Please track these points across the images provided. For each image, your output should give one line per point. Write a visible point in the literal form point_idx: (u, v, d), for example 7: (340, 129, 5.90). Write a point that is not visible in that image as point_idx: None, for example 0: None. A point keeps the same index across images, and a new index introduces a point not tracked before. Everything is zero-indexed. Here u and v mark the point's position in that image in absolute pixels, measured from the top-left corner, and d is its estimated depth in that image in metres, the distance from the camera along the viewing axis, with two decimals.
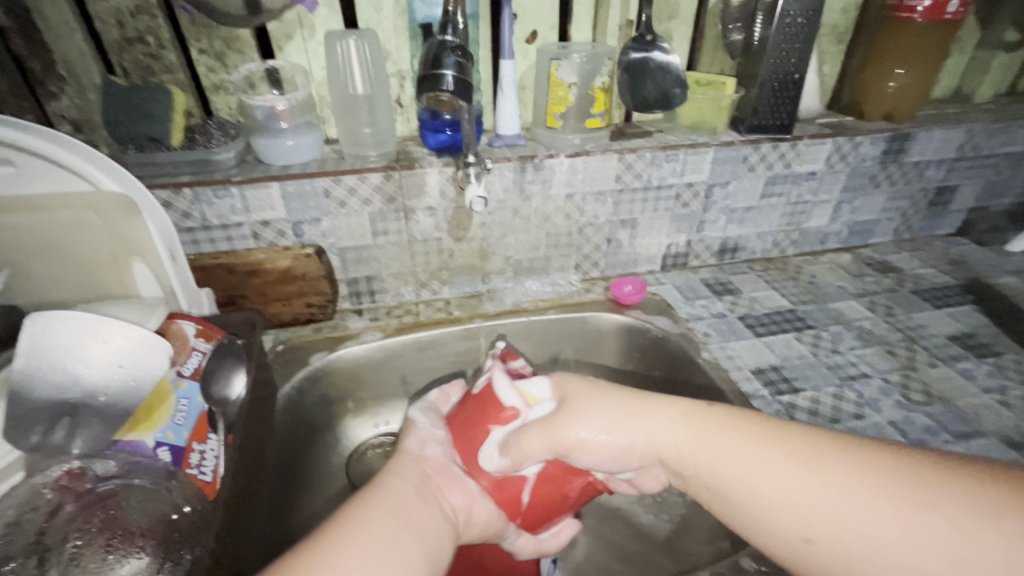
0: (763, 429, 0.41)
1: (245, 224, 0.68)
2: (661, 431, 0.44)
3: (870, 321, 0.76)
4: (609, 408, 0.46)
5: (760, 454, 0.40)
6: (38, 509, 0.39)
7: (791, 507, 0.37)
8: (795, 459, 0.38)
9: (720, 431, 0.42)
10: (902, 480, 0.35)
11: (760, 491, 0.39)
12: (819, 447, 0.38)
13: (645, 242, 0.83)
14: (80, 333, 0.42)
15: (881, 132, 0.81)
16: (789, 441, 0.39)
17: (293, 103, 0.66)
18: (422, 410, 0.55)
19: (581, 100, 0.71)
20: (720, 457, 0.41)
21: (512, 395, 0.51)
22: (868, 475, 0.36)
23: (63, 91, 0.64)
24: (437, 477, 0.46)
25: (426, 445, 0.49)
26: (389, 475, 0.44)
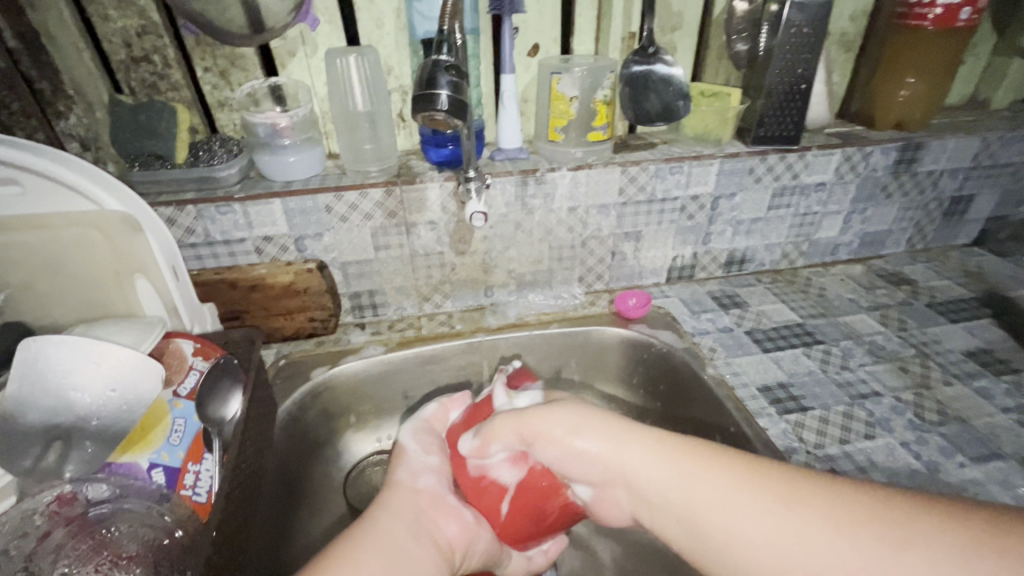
0: (739, 463, 0.41)
1: (248, 239, 0.68)
2: (637, 458, 0.45)
3: (882, 336, 0.74)
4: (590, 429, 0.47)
5: (735, 491, 0.40)
6: (26, 536, 0.39)
7: (762, 547, 0.37)
8: (768, 495, 0.39)
9: (694, 462, 0.43)
10: (873, 521, 0.35)
11: (734, 529, 0.39)
12: (795, 483, 0.39)
13: (650, 254, 0.82)
14: (75, 358, 0.42)
15: (892, 142, 0.80)
16: (761, 478, 0.40)
17: (295, 119, 0.67)
18: (412, 432, 0.59)
19: (583, 114, 0.70)
20: (697, 499, 0.41)
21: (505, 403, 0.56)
22: (841, 516, 0.36)
23: (72, 110, 0.64)
24: (432, 512, 0.50)
25: (417, 475, 0.54)
26: (384, 507, 0.49)
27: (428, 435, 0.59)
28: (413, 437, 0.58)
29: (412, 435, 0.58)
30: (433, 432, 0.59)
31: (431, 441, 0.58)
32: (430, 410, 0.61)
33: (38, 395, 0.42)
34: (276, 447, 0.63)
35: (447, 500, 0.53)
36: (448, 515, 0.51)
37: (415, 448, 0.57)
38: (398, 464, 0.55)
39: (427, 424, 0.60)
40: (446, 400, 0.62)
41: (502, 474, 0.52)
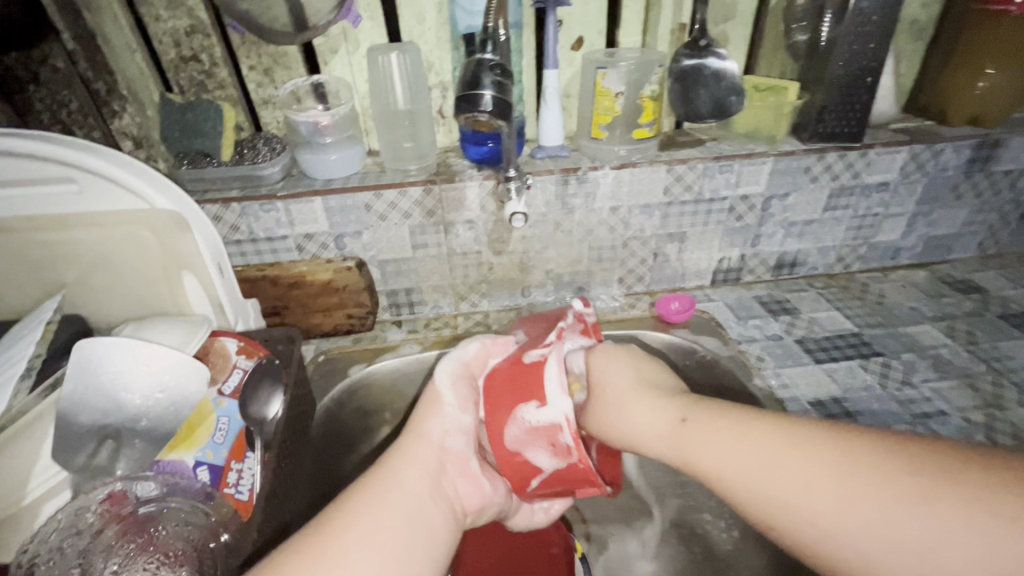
0: (775, 430, 0.37)
1: (290, 237, 0.69)
2: (665, 432, 0.43)
3: (948, 350, 0.69)
4: (647, 405, 0.46)
5: (749, 438, 0.38)
6: (80, 532, 0.40)
7: (781, 484, 0.35)
8: (806, 453, 0.35)
9: (728, 434, 0.39)
10: (888, 454, 0.32)
11: (761, 474, 0.36)
12: (843, 445, 0.34)
13: (695, 256, 0.78)
14: (124, 357, 0.45)
15: (966, 139, 0.74)
16: (800, 437, 0.36)
17: (337, 117, 0.67)
18: (451, 379, 0.52)
19: (628, 110, 0.68)
20: (711, 454, 0.39)
21: (561, 394, 0.46)
22: (870, 458, 0.32)
23: (126, 109, 0.66)
24: (450, 468, 0.46)
25: (447, 434, 0.48)
26: (400, 457, 0.44)
27: (466, 385, 0.52)
28: (451, 385, 0.51)
29: (449, 382, 0.52)
30: (471, 380, 0.53)
31: (469, 394, 0.51)
32: (470, 354, 0.54)
33: (92, 393, 0.44)
34: (313, 443, 0.64)
35: (470, 466, 0.48)
36: (470, 480, 0.47)
37: (452, 401, 0.50)
38: (428, 414, 0.49)
39: (466, 369, 0.53)
40: (489, 342, 0.56)
41: (537, 456, 0.47)
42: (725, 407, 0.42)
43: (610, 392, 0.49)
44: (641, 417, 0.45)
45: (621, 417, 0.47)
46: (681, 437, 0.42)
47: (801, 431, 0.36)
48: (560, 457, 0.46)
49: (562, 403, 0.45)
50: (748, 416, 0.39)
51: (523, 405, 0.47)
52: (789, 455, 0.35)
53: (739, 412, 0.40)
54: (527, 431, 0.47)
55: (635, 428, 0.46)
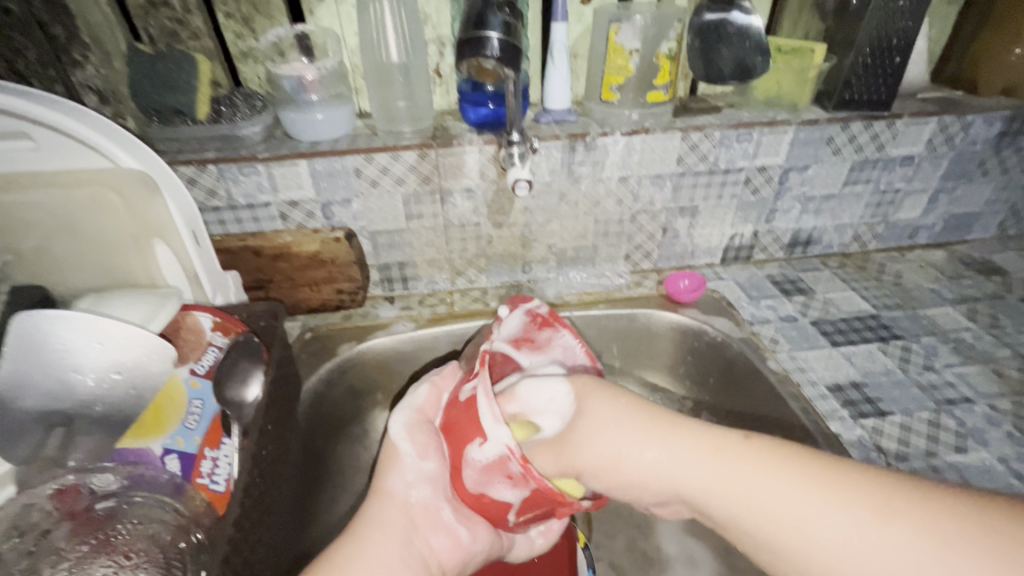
0: (819, 477, 0.30)
1: (273, 204, 0.63)
2: (693, 467, 0.34)
3: (971, 334, 0.66)
4: (659, 444, 0.36)
5: (787, 480, 0.31)
6: (23, 535, 0.36)
7: (831, 540, 0.29)
8: (863, 509, 0.28)
9: (762, 471, 0.32)
10: (955, 513, 0.27)
11: (801, 523, 0.30)
12: (905, 500, 0.28)
13: (706, 232, 0.74)
14: (77, 335, 0.39)
15: (998, 110, 0.69)
16: (843, 483, 0.30)
17: (322, 72, 0.61)
18: (405, 429, 0.47)
19: (642, 72, 0.63)
20: (746, 497, 0.32)
21: (498, 425, 0.39)
22: (937, 518, 0.27)
23: (88, 59, 0.58)
24: (422, 525, 0.43)
25: (411, 486, 0.45)
26: (366, 525, 0.41)
27: (424, 430, 0.47)
28: (408, 434, 0.47)
29: (405, 432, 0.47)
30: (429, 425, 0.48)
31: (428, 439, 0.47)
32: (422, 398, 0.49)
33: (38, 375, 0.39)
34: (299, 427, 0.60)
35: (443, 516, 0.45)
36: (444, 531, 0.44)
37: (409, 450, 0.46)
38: (388, 468, 0.45)
39: (420, 416, 0.48)
40: (438, 378, 0.50)
41: (501, 490, 0.43)
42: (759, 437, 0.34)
43: (597, 415, 0.39)
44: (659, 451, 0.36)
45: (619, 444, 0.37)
46: (710, 469, 0.34)
47: (846, 479, 0.30)
48: (521, 486, 0.41)
49: (501, 434, 0.39)
50: (791, 455, 0.32)
51: (469, 444, 0.42)
52: (844, 512, 0.29)
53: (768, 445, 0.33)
54: (482, 470, 0.42)
55: (644, 466, 0.36)
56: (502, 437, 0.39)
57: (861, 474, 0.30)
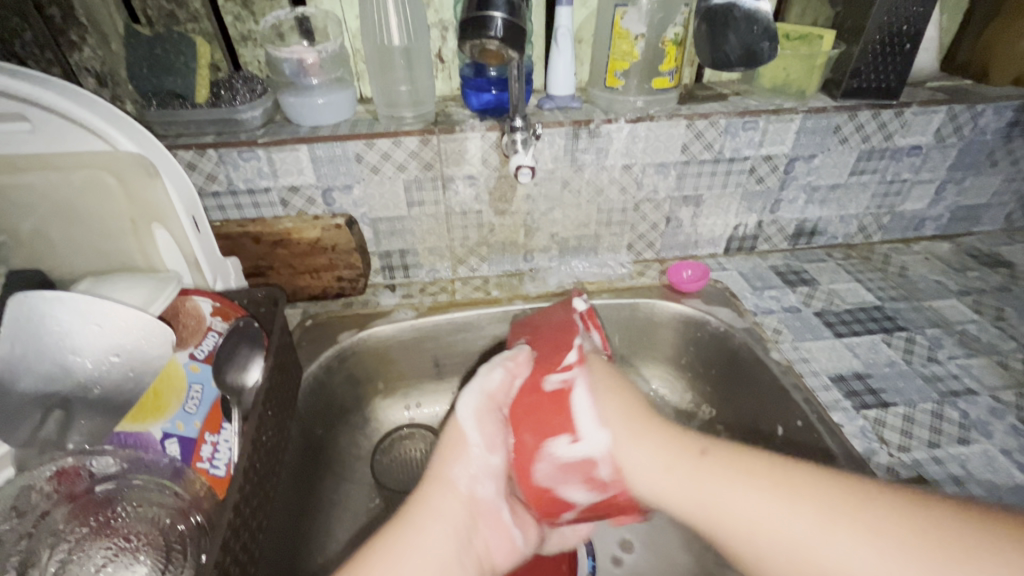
0: (774, 482, 0.37)
1: (273, 190, 0.63)
2: (665, 462, 0.41)
3: (976, 326, 0.66)
4: (642, 443, 0.43)
5: (747, 482, 0.38)
6: (21, 516, 0.36)
7: (782, 530, 0.35)
8: (808, 505, 0.35)
9: (724, 471, 0.39)
10: (892, 505, 0.33)
11: (753, 518, 0.36)
12: (848, 498, 0.34)
13: (709, 222, 0.73)
14: (74, 316, 0.40)
15: (1009, 99, 0.68)
16: (785, 484, 0.37)
17: (324, 55, 0.60)
18: (476, 416, 0.46)
19: (648, 56, 0.62)
20: (710, 497, 0.38)
21: (597, 429, 0.44)
22: (843, 501, 0.34)
23: (86, 40, 0.57)
24: (481, 522, 0.42)
25: (477, 480, 0.44)
26: (428, 517, 0.40)
27: (492, 419, 0.46)
28: (477, 422, 0.46)
29: (474, 419, 0.46)
30: (499, 413, 0.47)
31: (497, 431, 0.46)
32: (495, 383, 0.48)
33: (33, 356, 0.39)
34: (299, 414, 0.59)
35: (501, 515, 0.44)
36: (500, 531, 0.44)
37: (478, 441, 0.45)
38: (453, 458, 0.44)
39: (490, 404, 0.47)
40: (511, 364, 0.50)
41: (570, 491, 0.45)
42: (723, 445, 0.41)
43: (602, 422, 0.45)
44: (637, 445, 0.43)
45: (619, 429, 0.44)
46: (672, 466, 0.41)
47: (795, 480, 0.37)
48: (596, 490, 0.45)
49: (600, 438, 0.44)
50: (756, 460, 0.39)
51: (553, 441, 0.45)
52: (785, 504, 0.36)
53: (735, 454, 0.40)
54: (558, 469, 0.45)
55: (628, 460, 0.43)
56: (594, 440, 0.44)
57: (808, 475, 0.37)
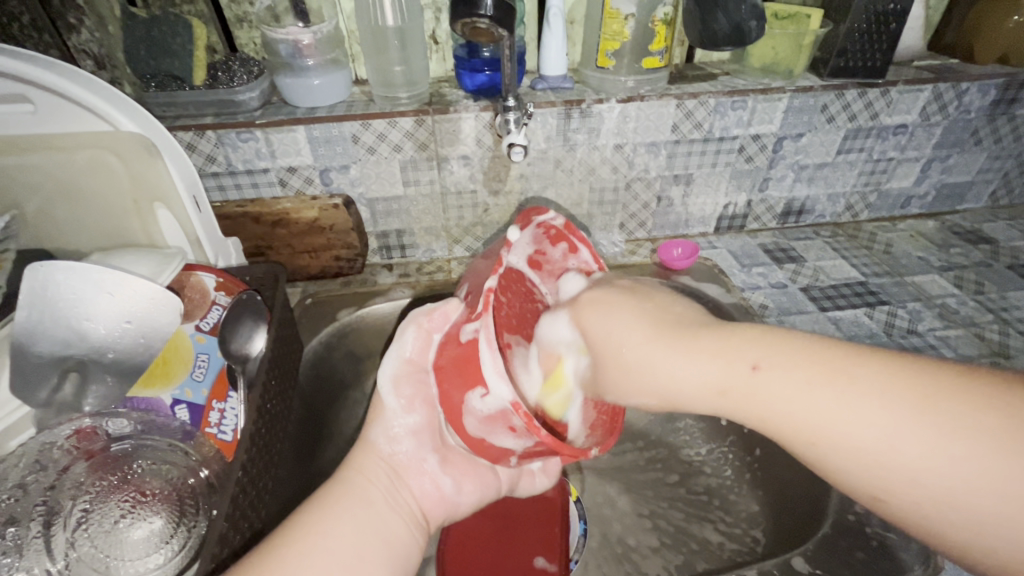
0: (848, 384, 0.29)
1: (271, 170, 0.64)
2: (714, 382, 0.33)
3: (955, 300, 0.68)
4: (678, 352, 0.34)
5: (817, 383, 0.29)
6: (44, 469, 0.40)
7: (877, 452, 0.28)
8: (903, 399, 0.27)
9: (789, 370, 0.30)
10: (952, 400, 0.27)
11: (833, 433, 0.29)
12: (941, 395, 0.27)
13: (700, 201, 0.75)
14: (87, 286, 0.42)
15: (993, 78, 0.69)
16: (867, 389, 0.28)
17: (318, 36, 0.61)
18: (392, 381, 0.44)
19: (638, 36, 0.63)
20: (771, 405, 0.31)
21: (501, 380, 0.35)
22: (929, 416, 0.27)
23: (83, 24, 0.58)
24: (404, 475, 0.43)
25: (395, 440, 0.43)
26: (348, 479, 0.41)
27: (411, 381, 0.44)
28: (393, 388, 0.44)
29: (391, 383, 0.44)
30: (419, 373, 0.44)
31: (414, 393, 0.44)
32: (409, 347, 0.44)
33: (51, 323, 0.41)
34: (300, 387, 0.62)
35: (429, 464, 0.43)
36: (427, 479, 0.43)
37: (394, 403, 0.43)
38: (373, 420, 0.44)
39: (409, 366, 0.44)
40: (425, 322, 0.44)
41: (504, 441, 0.39)
42: (774, 343, 0.32)
43: (614, 327, 0.37)
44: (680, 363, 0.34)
45: (626, 343, 0.36)
46: (723, 392, 0.32)
47: (866, 379, 0.28)
48: (525, 438, 0.38)
49: (502, 390, 0.35)
50: (826, 354, 0.30)
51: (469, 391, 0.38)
52: (878, 410, 0.28)
53: (788, 347, 0.31)
54: (481, 420, 0.39)
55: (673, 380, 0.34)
56: (501, 393, 0.36)
57: (879, 370, 0.28)
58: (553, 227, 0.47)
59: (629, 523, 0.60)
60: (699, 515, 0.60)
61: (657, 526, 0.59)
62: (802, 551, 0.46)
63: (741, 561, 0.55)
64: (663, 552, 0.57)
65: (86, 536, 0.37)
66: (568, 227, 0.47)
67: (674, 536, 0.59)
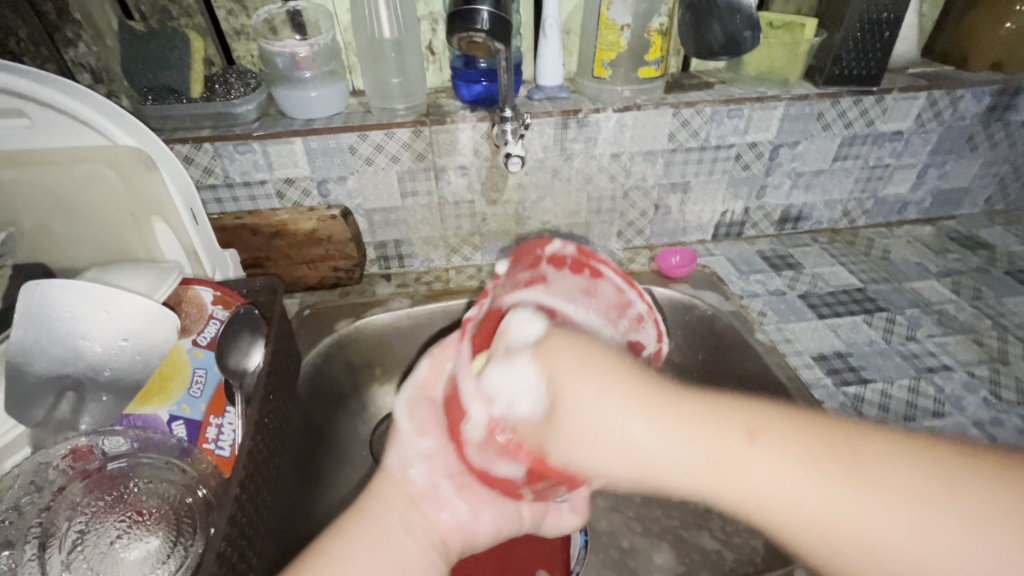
0: (852, 461, 0.28)
1: (269, 182, 0.64)
2: (702, 458, 0.30)
3: (954, 306, 0.68)
4: (621, 396, 0.32)
5: (799, 464, 0.28)
6: (40, 490, 0.40)
7: (869, 534, 0.26)
8: (902, 485, 0.26)
9: (774, 453, 0.29)
10: (907, 463, 0.27)
11: (819, 514, 0.27)
12: (900, 457, 0.27)
13: (697, 209, 0.75)
14: (83, 303, 0.42)
15: (987, 85, 0.69)
16: (840, 455, 0.28)
17: (316, 48, 0.61)
18: (407, 406, 0.49)
19: (634, 46, 0.63)
20: (759, 493, 0.29)
21: (477, 400, 0.37)
22: (897, 469, 0.27)
23: (81, 38, 0.58)
24: (421, 501, 0.42)
25: (409, 464, 0.44)
26: (366, 502, 0.42)
27: (423, 408, 0.48)
28: (408, 413, 0.48)
29: (407, 409, 0.49)
30: (431, 402, 0.48)
31: (426, 417, 0.47)
32: (423, 374, 0.51)
33: (48, 341, 0.42)
34: (299, 401, 0.61)
35: (443, 490, 0.43)
36: (445, 506, 0.42)
37: (408, 429, 0.47)
38: (389, 446, 0.46)
39: (422, 393, 0.49)
40: (438, 353, 0.51)
41: (502, 468, 0.36)
42: (768, 415, 0.30)
43: (578, 403, 0.33)
44: (683, 438, 0.30)
45: (591, 405, 0.32)
46: (715, 468, 0.30)
47: (867, 455, 0.28)
48: (521, 461, 0.35)
49: (478, 411, 0.36)
50: (818, 428, 0.29)
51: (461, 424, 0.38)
52: (864, 491, 0.27)
53: (778, 433, 0.29)
54: (478, 449, 0.37)
55: (649, 454, 0.31)
56: (479, 414, 0.36)
57: (875, 446, 0.28)
58: (566, 258, 0.44)
59: (621, 528, 0.61)
60: (696, 522, 0.60)
61: (649, 530, 0.60)
62: (804, 563, 0.46)
63: (742, 571, 0.55)
64: (660, 559, 0.58)
65: (81, 558, 0.37)
66: (582, 252, 0.44)
67: (675, 543, 0.59)
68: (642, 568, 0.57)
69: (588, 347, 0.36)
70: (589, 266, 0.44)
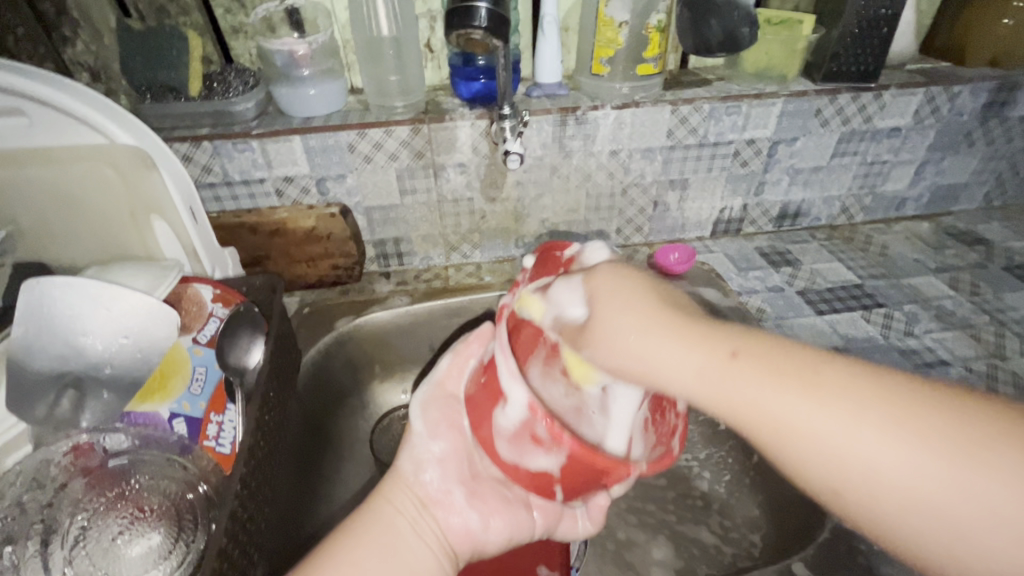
0: (811, 378, 0.28)
1: (268, 180, 0.64)
2: (694, 368, 0.31)
3: (952, 301, 0.69)
4: (639, 317, 0.33)
5: (788, 384, 0.28)
6: (41, 487, 0.40)
7: (841, 446, 0.26)
8: (870, 397, 0.26)
9: (760, 373, 0.29)
10: (899, 390, 0.26)
11: (805, 433, 0.27)
12: (902, 394, 0.26)
13: (696, 205, 0.75)
14: (83, 300, 0.42)
15: (985, 81, 0.69)
16: (826, 382, 0.27)
17: (314, 47, 0.61)
18: (422, 404, 0.47)
19: (633, 43, 0.63)
20: (742, 404, 0.29)
21: (513, 382, 0.36)
22: (893, 398, 0.26)
23: (78, 35, 0.57)
24: (433, 506, 0.43)
25: (422, 468, 0.44)
26: (375, 506, 0.41)
27: (439, 407, 0.46)
28: (422, 410, 0.46)
29: (422, 408, 0.47)
30: (451, 400, 0.47)
31: (440, 418, 0.46)
32: (442, 371, 0.48)
33: (49, 339, 0.42)
34: (301, 400, 0.62)
35: (456, 497, 0.43)
36: (457, 512, 0.43)
37: (421, 428, 0.45)
38: (403, 449, 0.46)
39: (440, 390, 0.47)
40: (461, 348, 0.48)
41: (536, 461, 0.37)
42: (756, 339, 0.30)
43: (616, 316, 0.34)
44: (679, 356, 0.31)
45: (618, 329, 0.34)
46: (702, 377, 0.30)
47: (832, 376, 0.27)
48: (555, 452, 0.35)
49: (517, 395, 0.36)
50: (801, 351, 0.29)
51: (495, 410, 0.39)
52: (848, 407, 0.26)
53: (759, 353, 0.29)
54: (510, 441, 0.38)
55: (643, 359, 0.32)
56: (512, 402, 0.37)
57: (853, 369, 0.27)
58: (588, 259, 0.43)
59: (620, 523, 0.61)
60: (694, 517, 0.60)
61: (648, 524, 0.60)
62: (802, 556, 0.46)
63: (740, 565, 0.55)
64: (659, 553, 0.58)
65: (84, 554, 0.38)
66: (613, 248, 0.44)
67: (675, 536, 0.59)
68: (641, 562, 0.58)
69: (644, 283, 0.36)
70: (623, 270, 0.41)
